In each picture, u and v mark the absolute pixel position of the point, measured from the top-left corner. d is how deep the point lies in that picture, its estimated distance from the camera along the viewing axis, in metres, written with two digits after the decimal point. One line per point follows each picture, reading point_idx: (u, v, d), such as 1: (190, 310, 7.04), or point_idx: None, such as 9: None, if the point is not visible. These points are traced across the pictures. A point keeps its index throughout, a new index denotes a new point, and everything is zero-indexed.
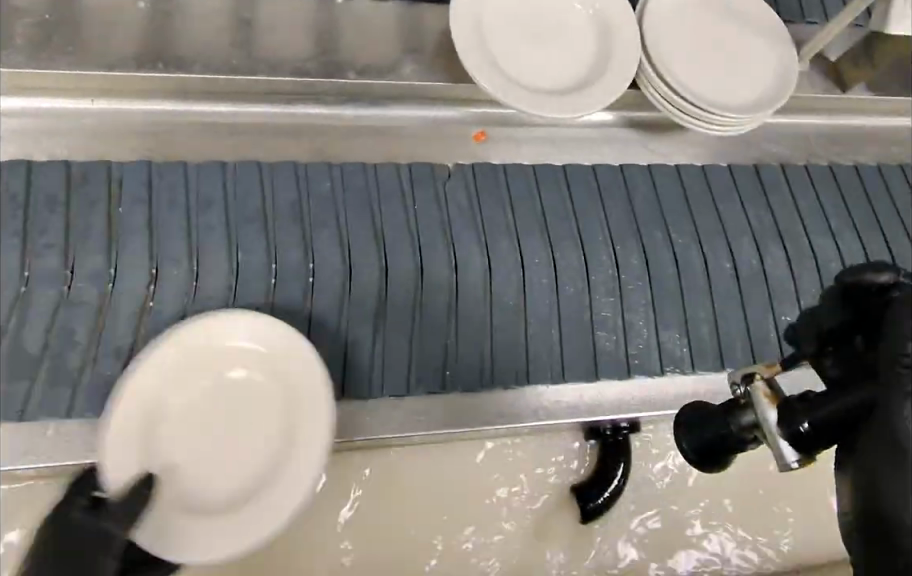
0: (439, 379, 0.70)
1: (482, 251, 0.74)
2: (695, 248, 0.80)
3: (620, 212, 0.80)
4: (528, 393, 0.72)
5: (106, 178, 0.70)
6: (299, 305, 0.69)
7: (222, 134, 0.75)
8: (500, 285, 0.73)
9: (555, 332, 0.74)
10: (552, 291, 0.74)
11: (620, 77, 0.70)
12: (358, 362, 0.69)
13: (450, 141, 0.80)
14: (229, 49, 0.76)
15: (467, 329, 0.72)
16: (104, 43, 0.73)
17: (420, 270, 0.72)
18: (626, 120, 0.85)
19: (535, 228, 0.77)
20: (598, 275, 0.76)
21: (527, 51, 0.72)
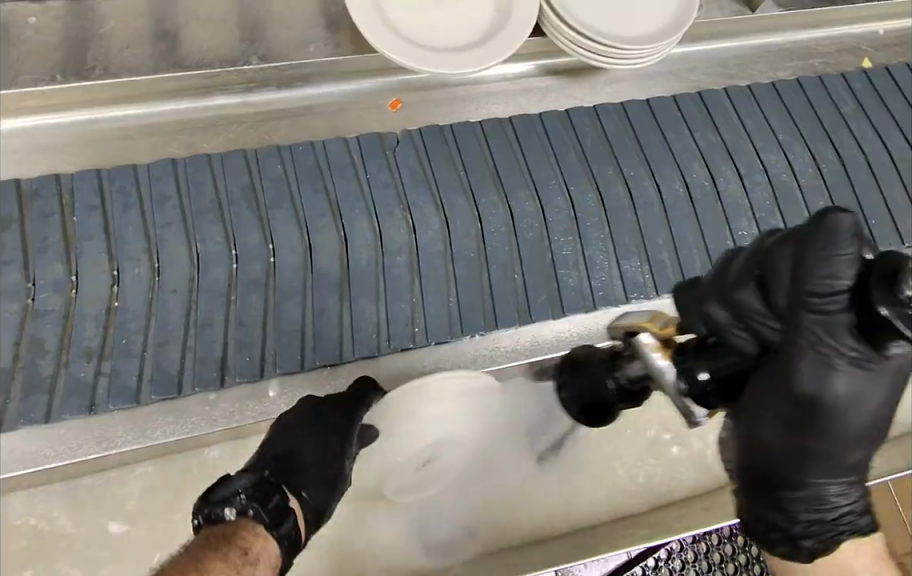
0: (409, 334, 0.71)
1: (438, 210, 0.76)
2: (648, 179, 0.81)
3: (572, 155, 0.81)
4: (498, 336, 0.74)
5: (57, 190, 0.72)
6: (266, 284, 0.71)
7: (146, 136, 0.76)
8: (460, 239, 0.75)
9: (518, 276, 0.75)
10: (511, 238, 0.76)
11: (521, 24, 0.71)
12: (325, 331, 0.71)
13: (367, 114, 0.81)
14: (129, 52, 0.76)
15: (433, 284, 0.73)
16: (3, 63, 0.74)
17: (379, 236, 0.74)
18: (543, 68, 0.85)
19: (489, 182, 0.78)
20: (557, 217, 0.78)
21: (427, 12, 0.71)
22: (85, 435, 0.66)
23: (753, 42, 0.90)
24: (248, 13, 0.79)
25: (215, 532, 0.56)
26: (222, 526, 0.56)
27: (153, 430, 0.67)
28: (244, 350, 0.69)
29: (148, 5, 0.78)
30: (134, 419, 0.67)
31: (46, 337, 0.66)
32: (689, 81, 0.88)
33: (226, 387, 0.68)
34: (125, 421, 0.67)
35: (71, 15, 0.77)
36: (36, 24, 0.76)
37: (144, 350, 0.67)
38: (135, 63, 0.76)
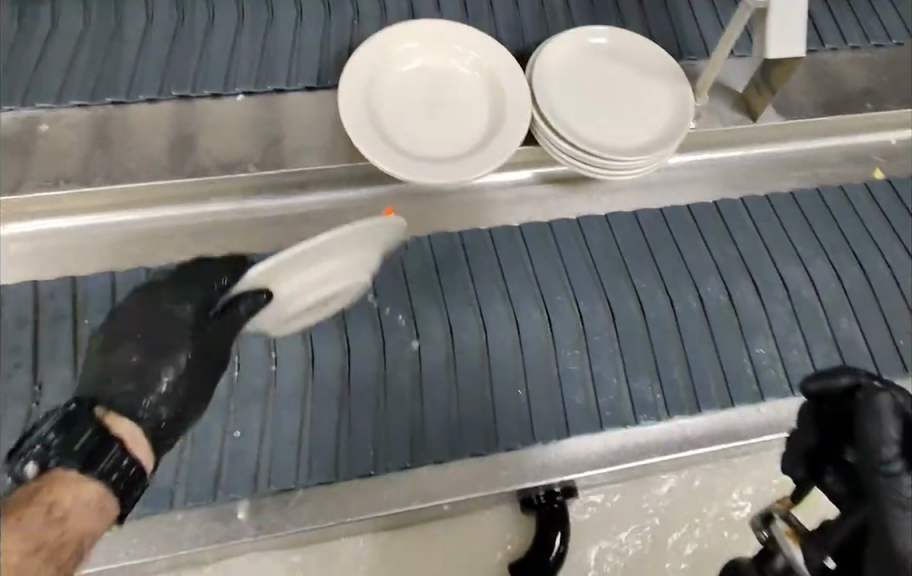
0: (410, 453, 0.54)
1: (439, 308, 0.58)
2: (663, 297, 0.62)
3: (582, 267, 0.62)
4: (503, 457, 0.55)
5: (72, 292, 0.65)
6: (227, 404, 0.54)
7: (145, 243, 0.71)
8: (463, 350, 0.57)
9: (523, 393, 0.57)
10: (518, 348, 0.58)
11: (514, 129, 0.70)
12: (284, 453, 0.53)
13: (361, 224, 0.74)
14: (132, 159, 0.72)
15: (435, 397, 0.55)
16: (20, 168, 0.70)
17: (348, 353, 0.56)
18: (542, 177, 0.77)
19: (492, 288, 0.60)
20: (562, 330, 0.59)
21: (419, 122, 0.71)
22: None
23: (762, 150, 0.79)
24: (250, 117, 0.75)
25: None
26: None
27: None
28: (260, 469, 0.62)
29: (166, 115, 0.74)
30: None
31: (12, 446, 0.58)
32: (701, 192, 0.77)
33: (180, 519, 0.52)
34: None
35: (80, 124, 0.72)
36: (47, 132, 0.72)
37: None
38: (140, 170, 0.72)
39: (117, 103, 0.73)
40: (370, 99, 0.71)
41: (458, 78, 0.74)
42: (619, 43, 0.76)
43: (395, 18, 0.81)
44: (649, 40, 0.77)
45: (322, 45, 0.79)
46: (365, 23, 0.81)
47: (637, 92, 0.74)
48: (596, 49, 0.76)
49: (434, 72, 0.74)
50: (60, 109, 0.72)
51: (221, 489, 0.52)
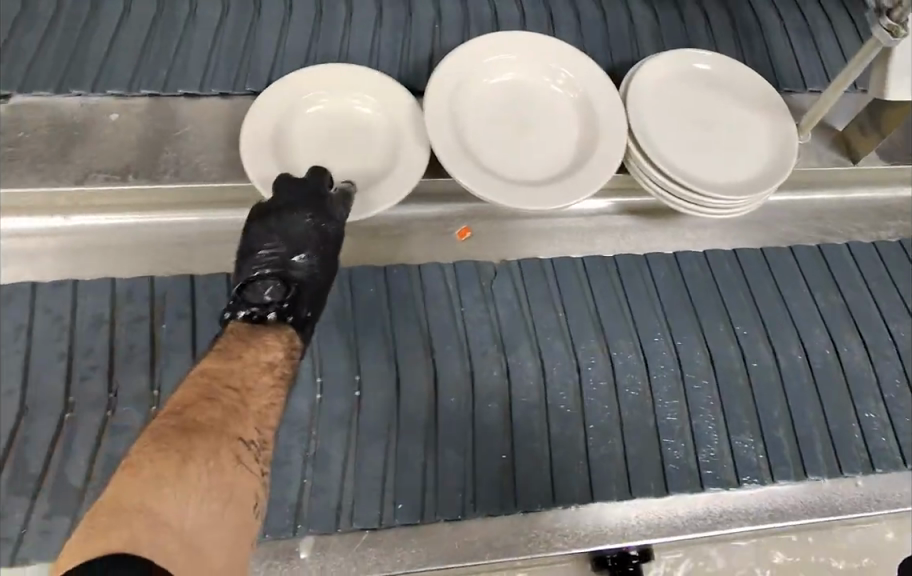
0: (497, 498, 0.48)
1: (533, 343, 0.54)
2: (764, 344, 0.57)
3: (683, 307, 0.57)
4: (586, 514, 0.50)
5: None
6: (307, 426, 0.48)
7: (207, 244, 0.67)
8: (557, 388, 0.52)
9: (616, 445, 0.51)
10: (614, 394, 0.53)
11: (608, 154, 0.69)
12: (362, 489, 0.47)
13: (433, 243, 0.70)
14: (202, 157, 0.68)
15: (527, 440, 0.50)
16: (83, 156, 0.66)
17: (436, 379, 0.51)
18: (623, 208, 0.74)
19: (588, 324, 0.55)
20: (659, 373, 0.54)
21: (510, 142, 0.71)
22: None
23: (849, 195, 0.75)
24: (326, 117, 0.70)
25: (201, 457, 0.34)
26: (158, 449, 0.34)
27: None
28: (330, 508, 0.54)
29: (241, 111, 0.70)
30: None
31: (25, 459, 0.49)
32: (793, 234, 0.73)
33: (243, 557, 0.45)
34: None
35: (150, 116, 0.69)
36: (115, 121, 0.68)
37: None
38: (210, 168, 0.68)
39: (190, 94, 0.70)
40: (459, 116, 0.71)
41: (551, 97, 0.74)
42: (715, 77, 0.75)
43: (478, 28, 0.79)
44: (747, 72, 0.76)
45: (404, 53, 0.76)
46: (448, 31, 0.78)
47: (731, 124, 0.73)
48: (691, 81, 0.75)
49: (526, 92, 0.74)
50: (130, 97, 0.69)
51: (289, 527, 0.46)
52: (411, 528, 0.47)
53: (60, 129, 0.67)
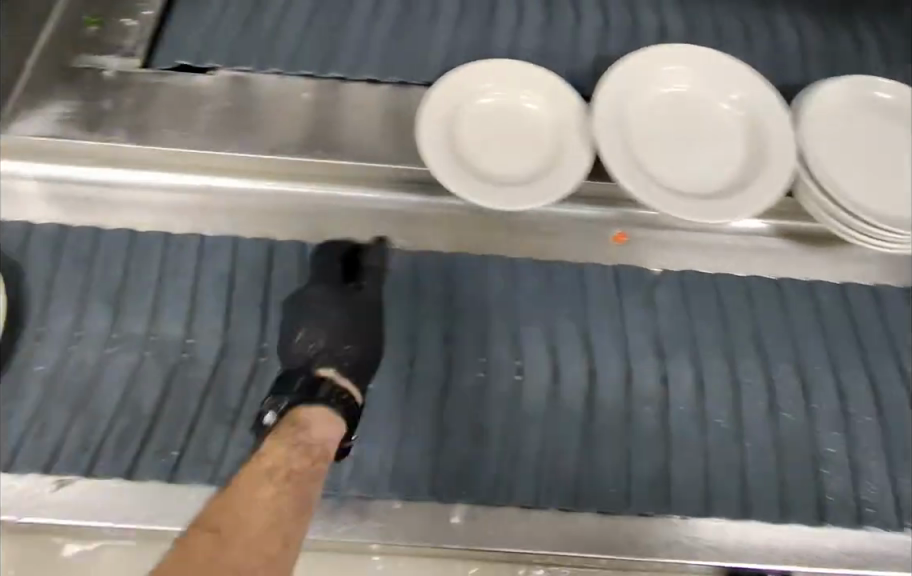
0: (648, 497, 0.51)
1: (691, 358, 0.57)
2: None
3: (847, 341, 0.58)
4: (732, 531, 0.51)
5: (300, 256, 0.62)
6: (473, 403, 0.54)
7: (373, 220, 0.71)
8: (713, 404, 0.54)
9: (775, 469, 0.53)
10: (772, 419, 0.54)
11: (777, 173, 0.69)
12: (524, 471, 0.52)
13: (588, 244, 0.71)
14: (378, 140, 0.73)
15: (683, 449, 0.53)
16: (272, 125, 0.73)
17: (594, 375, 0.55)
18: (781, 230, 0.72)
19: (748, 342, 0.57)
20: (820, 406, 0.55)
21: (677, 154, 0.72)
22: None
23: None
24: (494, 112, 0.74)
25: None
26: None
27: None
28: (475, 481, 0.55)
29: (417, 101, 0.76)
30: None
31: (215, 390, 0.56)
32: None
33: (398, 509, 0.52)
34: None
35: (335, 97, 0.75)
36: (305, 99, 0.74)
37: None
38: (384, 150, 0.73)
39: (372, 80, 0.76)
40: (626, 125, 0.72)
41: (718, 114, 0.75)
42: (891, 109, 0.74)
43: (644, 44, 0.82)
44: None
45: (573, 61, 0.80)
46: (616, 44, 0.82)
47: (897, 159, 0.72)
48: (866, 112, 0.74)
49: (692, 106, 0.75)
50: (320, 79, 0.75)
51: (446, 490, 0.51)
52: (560, 512, 0.51)
53: (255, 101, 0.74)
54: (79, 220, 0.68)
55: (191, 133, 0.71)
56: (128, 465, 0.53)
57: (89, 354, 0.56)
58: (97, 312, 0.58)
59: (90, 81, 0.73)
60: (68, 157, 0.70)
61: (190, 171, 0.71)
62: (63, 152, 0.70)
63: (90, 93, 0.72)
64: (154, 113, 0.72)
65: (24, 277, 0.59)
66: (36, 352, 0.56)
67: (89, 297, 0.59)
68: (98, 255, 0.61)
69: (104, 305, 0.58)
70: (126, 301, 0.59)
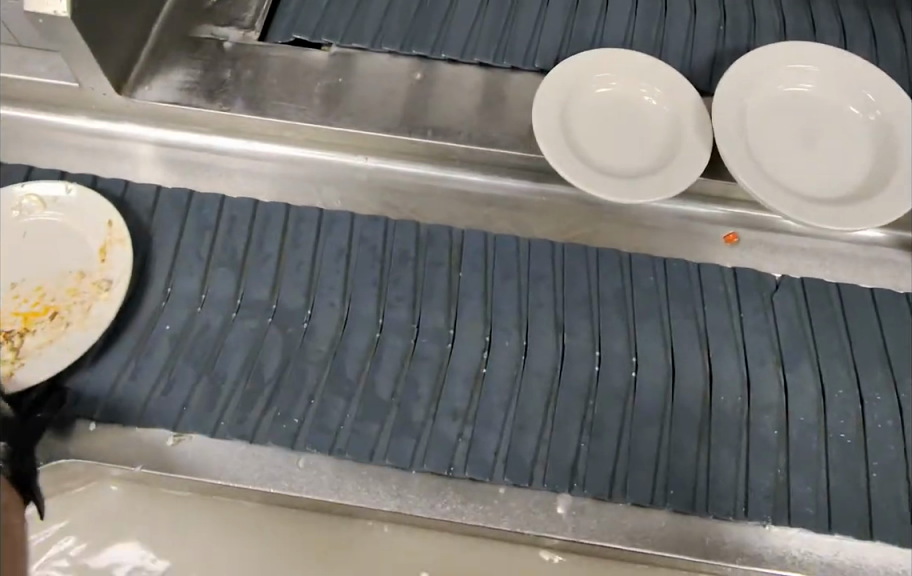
0: (769, 507, 0.53)
1: (813, 369, 0.58)
2: None
3: None
4: (848, 549, 0.53)
5: (416, 236, 0.63)
6: (588, 394, 0.56)
7: (479, 203, 0.70)
8: (834, 415, 0.57)
9: (903, 489, 0.54)
10: (898, 435, 0.56)
11: (907, 184, 0.65)
12: (639, 463, 0.54)
13: (698, 242, 0.69)
14: (490, 123, 0.72)
15: (803, 456, 0.55)
16: (383, 101, 0.72)
17: (711, 376, 0.58)
18: (902, 242, 0.70)
19: (871, 355, 0.59)
20: None
21: (797, 155, 0.69)
22: (344, 477, 0.55)
23: None
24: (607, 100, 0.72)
25: None
26: None
27: (408, 495, 0.54)
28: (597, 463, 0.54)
29: (529, 87, 0.75)
30: (387, 480, 0.55)
31: (333, 362, 0.57)
32: None
33: (500, 494, 0.54)
34: (381, 479, 0.55)
35: (447, 78, 0.74)
36: (418, 79, 0.74)
37: (427, 419, 0.55)
38: (495, 133, 0.71)
39: (485, 63, 0.75)
40: (745, 119, 0.70)
41: (845, 115, 0.72)
42: None
43: (765, 40, 0.79)
44: None
45: (689, 53, 0.78)
46: (735, 39, 0.79)
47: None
48: None
49: (815, 106, 0.72)
50: (433, 60, 0.75)
51: (557, 480, 0.53)
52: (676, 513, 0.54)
53: (368, 79, 0.74)
54: (193, 185, 0.70)
55: (302, 106, 0.71)
56: (242, 430, 0.55)
57: (211, 318, 0.59)
58: (218, 280, 0.60)
59: (211, 52, 0.74)
60: (189, 126, 0.72)
61: (303, 144, 0.72)
62: (185, 120, 0.72)
63: (212, 63, 0.73)
64: (270, 85, 0.72)
65: (154, 240, 0.62)
66: (161, 312, 0.59)
67: (212, 265, 0.61)
68: (223, 223, 0.63)
69: (225, 272, 0.61)
70: (247, 269, 0.61)
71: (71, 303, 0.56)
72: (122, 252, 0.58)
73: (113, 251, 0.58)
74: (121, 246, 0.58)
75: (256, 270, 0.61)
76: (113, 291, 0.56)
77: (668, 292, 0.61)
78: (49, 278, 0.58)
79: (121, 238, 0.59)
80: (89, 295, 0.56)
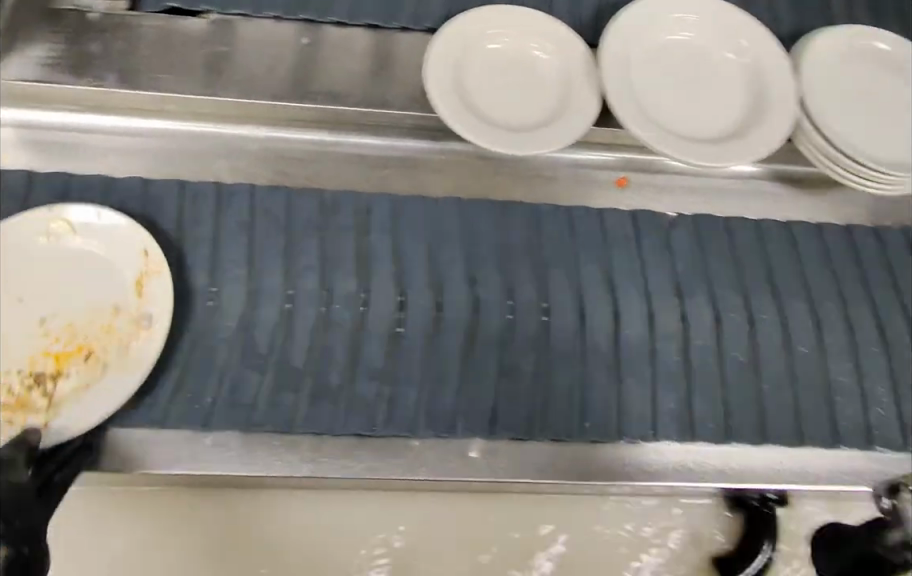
0: (677, 428, 0.58)
1: (709, 299, 0.63)
2: (904, 315, 0.65)
3: (857, 282, 0.66)
4: (736, 456, 0.59)
5: (320, 204, 0.62)
6: (502, 341, 0.59)
7: (375, 166, 0.70)
8: (729, 337, 0.61)
9: (790, 398, 0.60)
10: (786, 348, 0.62)
11: (777, 123, 0.70)
12: (553, 402, 0.58)
13: (591, 188, 0.72)
14: (381, 85, 0.71)
15: (704, 380, 0.60)
16: (270, 69, 0.70)
17: (618, 313, 0.61)
18: (776, 173, 0.75)
19: (759, 280, 0.64)
20: (831, 341, 0.63)
21: (678, 100, 0.73)
22: (260, 452, 0.55)
23: None
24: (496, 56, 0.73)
25: None
26: None
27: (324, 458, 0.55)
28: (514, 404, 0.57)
29: (418, 47, 0.74)
30: (300, 447, 0.55)
31: (242, 338, 0.56)
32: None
33: (415, 447, 0.56)
34: (294, 448, 0.55)
35: (335, 41, 0.73)
36: (305, 44, 0.72)
37: (344, 383, 0.56)
38: (387, 94, 0.71)
39: (372, 25, 0.74)
40: (629, 67, 0.73)
41: (720, 60, 0.76)
42: (883, 56, 0.77)
43: None
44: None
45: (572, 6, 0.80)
46: None
47: (885, 99, 0.75)
48: (859, 57, 0.77)
49: (693, 53, 0.76)
50: (319, 24, 0.73)
51: (470, 425, 0.56)
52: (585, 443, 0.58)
53: (252, 46, 0.71)
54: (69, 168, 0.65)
55: (181, 76, 0.68)
56: (148, 416, 0.53)
57: None
58: None
59: (76, 25, 0.69)
60: (57, 105, 0.67)
61: (187, 117, 0.69)
62: (51, 99, 0.67)
63: (76, 36, 0.68)
64: (147, 57, 0.69)
65: None
66: None
67: None
68: (111, 206, 0.60)
69: None
70: None
71: (79, 332, 0.53)
72: (159, 284, 0.55)
73: (151, 282, 0.55)
74: (158, 277, 0.55)
75: None
76: (154, 328, 0.53)
77: (569, 239, 0.64)
78: (82, 311, 0.54)
79: (159, 268, 0.55)
80: (132, 330, 0.53)
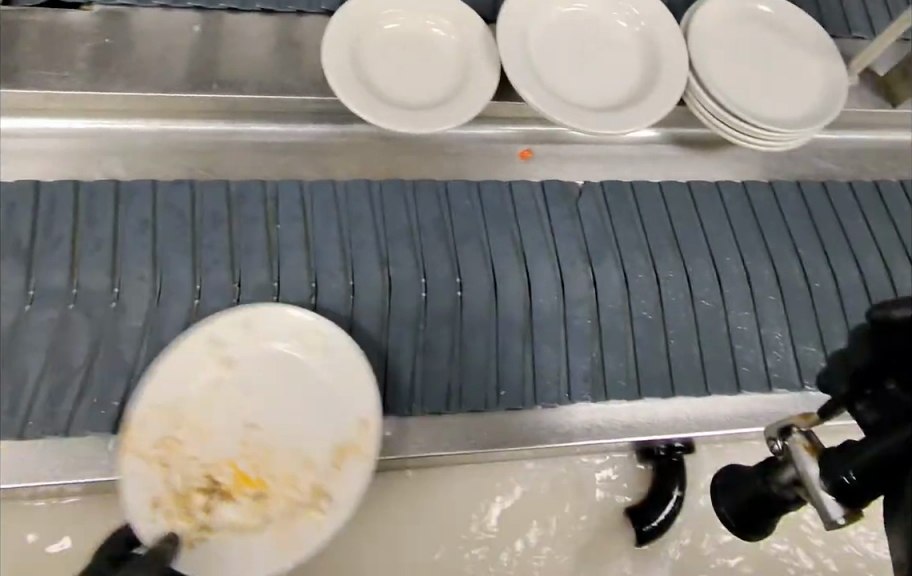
0: (589, 388, 0.61)
1: (617, 263, 0.65)
2: (796, 263, 0.69)
3: (753, 234, 0.70)
4: (643, 408, 0.62)
5: (225, 196, 0.62)
6: (416, 319, 0.60)
7: (279, 152, 0.69)
8: (636, 296, 0.64)
9: (695, 348, 0.64)
10: (689, 302, 0.65)
11: (668, 88, 0.73)
12: (470, 375, 0.60)
13: (496, 162, 0.73)
14: (279, 70, 0.70)
15: (613, 340, 0.63)
16: (162, 59, 0.68)
17: (529, 283, 0.62)
18: (673, 137, 0.78)
19: (662, 240, 0.67)
20: (731, 294, 0.66)
21: (575, 69, 0.75)
22: None
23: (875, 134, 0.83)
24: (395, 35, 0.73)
25: None
26: None
27: None
28: (432, 381, 0.59)
29: (315, 29, 0.73)
30: None
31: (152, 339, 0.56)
32: (818, 169, 0.80)
33: None
34: None
35: (228, 28, 0.71)
36: (198, 32, 0.70)
37: None
38: (286, 80, 0.70)
39: (267, 9, 0.73)
40: (526, 40, 0.74)
41: (615, 29, 0.78)
42: (768, 18, 0.81)
43: None
44: (797, 14, 0.81)
45: None
46: None
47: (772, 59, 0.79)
48: (745, 19, 0.80)
49: (588, 22, 0.78)
50: (211, 11, 0.71)
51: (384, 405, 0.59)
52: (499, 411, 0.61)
53: (141, 37, 0.69)
54: None
55: (65, 73, 0.66)
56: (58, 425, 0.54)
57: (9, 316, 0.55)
58: None
59: None
60: None
61: (75, 113, 0.66)
62: None
63: None
64: (28, 54, 0.66)
65: None
66: None
67: None
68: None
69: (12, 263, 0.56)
70: (38, 257, 0.56)
71: (285, 492, 0.51)
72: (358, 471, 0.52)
73: (351, 468, 0.52)
74: (359, 464, 0.52)
75: (49, 256, 0.57)
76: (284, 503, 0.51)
77: (477, 214, 0.65)
78: (286, 449, 0.53)
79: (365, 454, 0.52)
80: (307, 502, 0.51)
